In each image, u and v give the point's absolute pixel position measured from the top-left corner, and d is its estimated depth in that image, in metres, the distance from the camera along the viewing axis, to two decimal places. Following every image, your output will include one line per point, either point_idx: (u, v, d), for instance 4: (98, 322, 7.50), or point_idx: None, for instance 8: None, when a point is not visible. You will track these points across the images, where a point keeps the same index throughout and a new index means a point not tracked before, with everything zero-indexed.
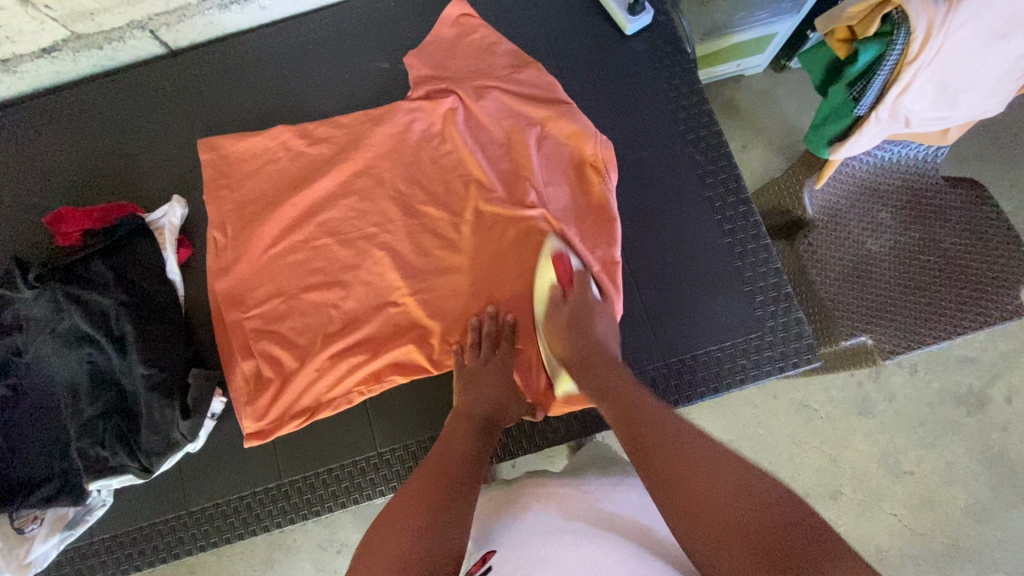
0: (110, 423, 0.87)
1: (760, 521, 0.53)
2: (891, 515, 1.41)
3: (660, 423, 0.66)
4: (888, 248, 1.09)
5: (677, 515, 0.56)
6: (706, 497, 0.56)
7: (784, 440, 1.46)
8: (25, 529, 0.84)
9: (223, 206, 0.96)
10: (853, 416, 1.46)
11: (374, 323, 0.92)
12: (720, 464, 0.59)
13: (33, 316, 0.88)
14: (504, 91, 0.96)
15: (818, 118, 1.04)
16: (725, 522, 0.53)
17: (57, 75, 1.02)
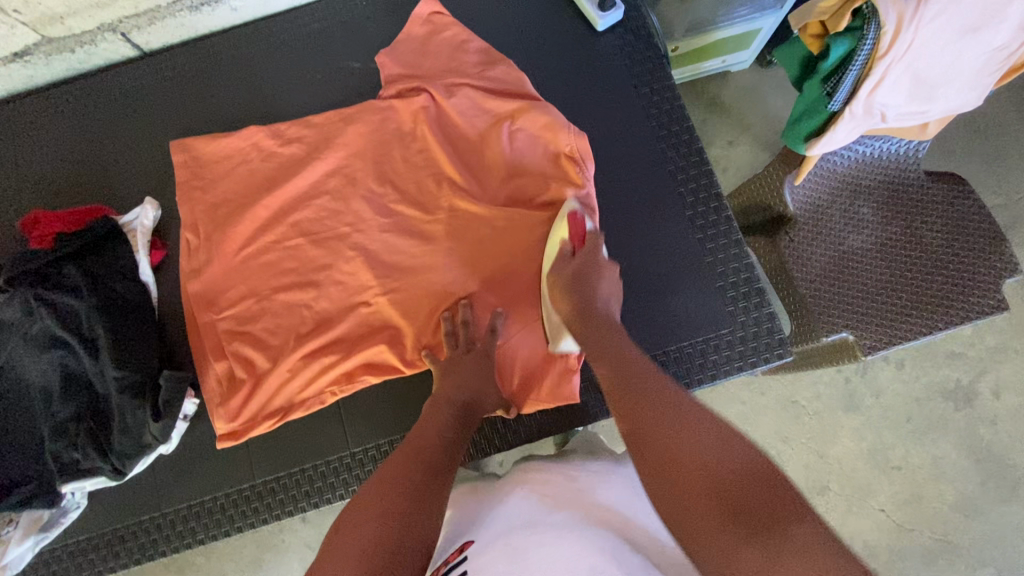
0: (82, 425, 0.87)
1: (737, 483, 0.50)
2: (879, 511, 1.41)
3: (648, 391, 0.63)
4: (870, 244, 1.09)
5: (659, 483, 0.54)
6: (686, 469, 0.53)
7: (771, 436, 1.46)
8: (2, 531, 0.85)
9: (195, 208, 0.96)
10: (840, 412, 1.46)
11: (348, 323, 0.92)
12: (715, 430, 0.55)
13: (5, 319, 0.89)
14: (475, 89, 0.96)
15: (794, 115, 1.05)
16: (701, 485, 0.51)
17: (31, 79, 1.02)
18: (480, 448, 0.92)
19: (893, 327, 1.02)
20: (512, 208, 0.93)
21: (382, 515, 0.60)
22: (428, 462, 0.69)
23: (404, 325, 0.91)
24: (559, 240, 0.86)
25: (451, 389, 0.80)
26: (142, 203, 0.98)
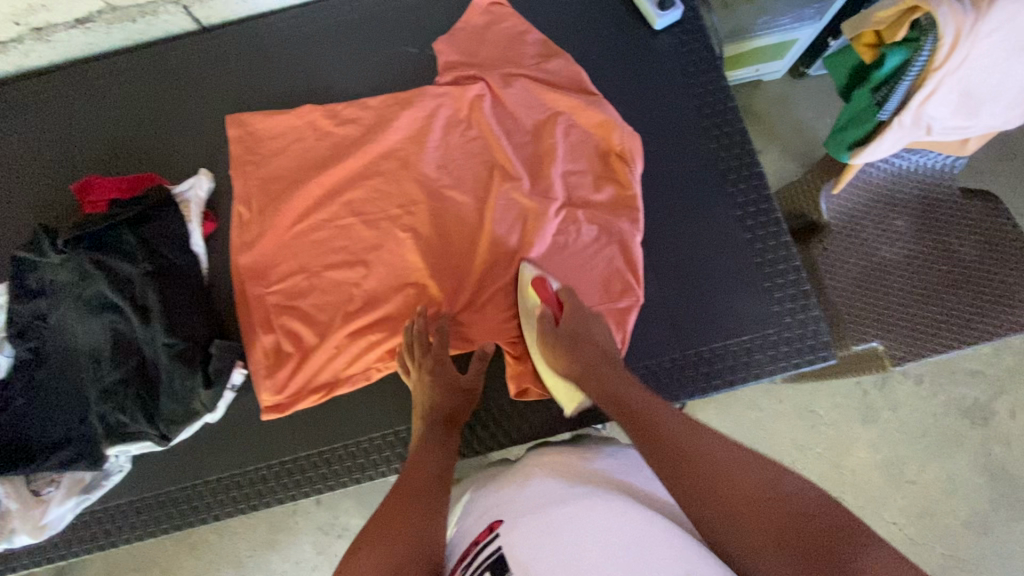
0: (129, 389, 0.88)
1: (801, 517, 0.52)
2: (891, 524, 1.42)
3: (681, 428, 0.64)
4: (902, 255, 1.08)
5: (709, 512, 0.55)
6: (747, 503, 0.54)
7: (787, 443, 1.46)
8: (44, 491, 0.88)
9: (249, 181, 0.97)
10: (856, 423, 1.47)
11: (372, 304, 0.93)
12: (745, 457, 0.58)
13: (59, 281, 0.90)
14: (531, 79, 0.97)
15: (839, 123, 1.04)
16: (755, 512, 0.53)
17: (90, 47, 1.04)
18: (484, 442, 0.93)
19: (921, 338, 1.01)
20: (559, 199, 0.94)
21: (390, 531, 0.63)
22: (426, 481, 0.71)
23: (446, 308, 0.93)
24: (535, 311, 0.87)
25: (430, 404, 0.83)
26: (195, 173, 0.99)
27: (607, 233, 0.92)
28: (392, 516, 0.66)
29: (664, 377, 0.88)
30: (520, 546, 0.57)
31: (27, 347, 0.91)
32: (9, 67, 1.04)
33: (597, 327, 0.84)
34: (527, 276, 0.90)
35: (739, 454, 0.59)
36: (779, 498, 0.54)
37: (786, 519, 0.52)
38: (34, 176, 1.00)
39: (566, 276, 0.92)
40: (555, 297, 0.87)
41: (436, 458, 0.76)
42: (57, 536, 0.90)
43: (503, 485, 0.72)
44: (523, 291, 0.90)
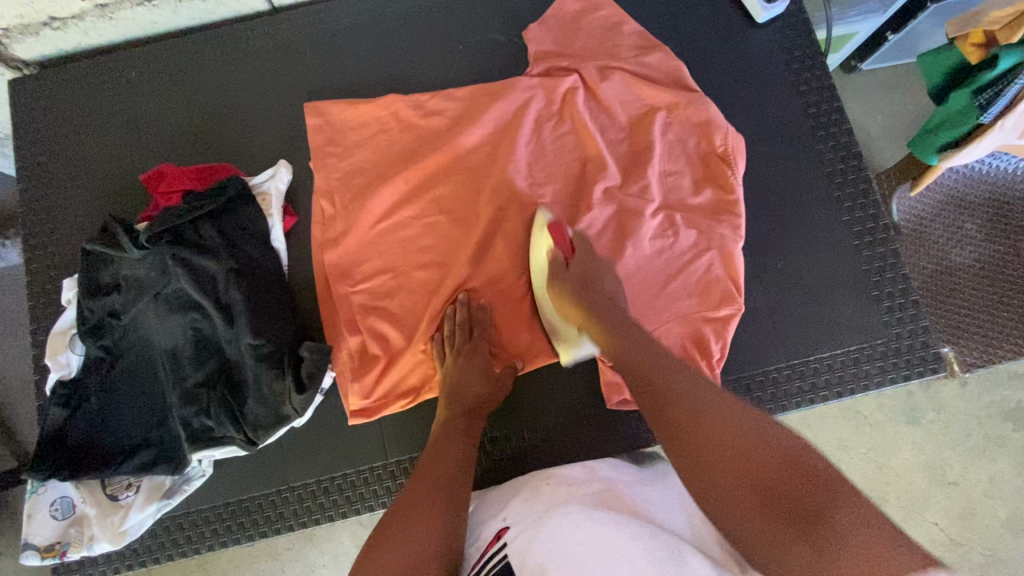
0: (215, 391, 0.85)
1: (785, 472, 0.53)
2: (932, 524, 1.36)
3: (689, 396, 0.64)
4: (973, 259, 1.05)
5: (697, 479, 0.57)
6: (736, 472, 0.55)
7: (830, 445, 1.39)
8: (121, 496, 0.85)
9: (331, 174, 0.93)
10: (900, 424, 1.40)
11: (431, 295, 0.90)
12: (732, 415, 0.60)
13: (137, 277, 0.86)
14: (628, 72, 0.93)
15: (931, 124, 0.99)
16: (746, 475, 0.55)
17: (153, 25, 0.99)
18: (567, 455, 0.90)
19: (994, 343, 1.02)
20: (656, 201, 0.90)
21: (400, 537, 0.64)
22: (441, 480, 0.71)
23: (514, 308, 0.91)
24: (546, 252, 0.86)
25: (457, 392, 0.82)
26: (272, 164, 0.94)
27: (707, 238, 0.89)
28: (397, 521, 0.66)
29: (771, 387, 0.85)
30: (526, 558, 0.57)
31: (99, 346, 0.86)
32: (68, 44, 0.99)
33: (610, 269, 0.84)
34: (541, 222, 0.88)
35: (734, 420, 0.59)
36: (760, 449, 0.56)
37: (770, 476, 0.53)
38: (102, 162, 0.96)
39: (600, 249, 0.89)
40: (571, 245, 0.86)
41: (456, 457, 0.75)
42: (136, 544, 0.86)
43: (510, 499, 0.72)
44: (534, 251, 0.88)
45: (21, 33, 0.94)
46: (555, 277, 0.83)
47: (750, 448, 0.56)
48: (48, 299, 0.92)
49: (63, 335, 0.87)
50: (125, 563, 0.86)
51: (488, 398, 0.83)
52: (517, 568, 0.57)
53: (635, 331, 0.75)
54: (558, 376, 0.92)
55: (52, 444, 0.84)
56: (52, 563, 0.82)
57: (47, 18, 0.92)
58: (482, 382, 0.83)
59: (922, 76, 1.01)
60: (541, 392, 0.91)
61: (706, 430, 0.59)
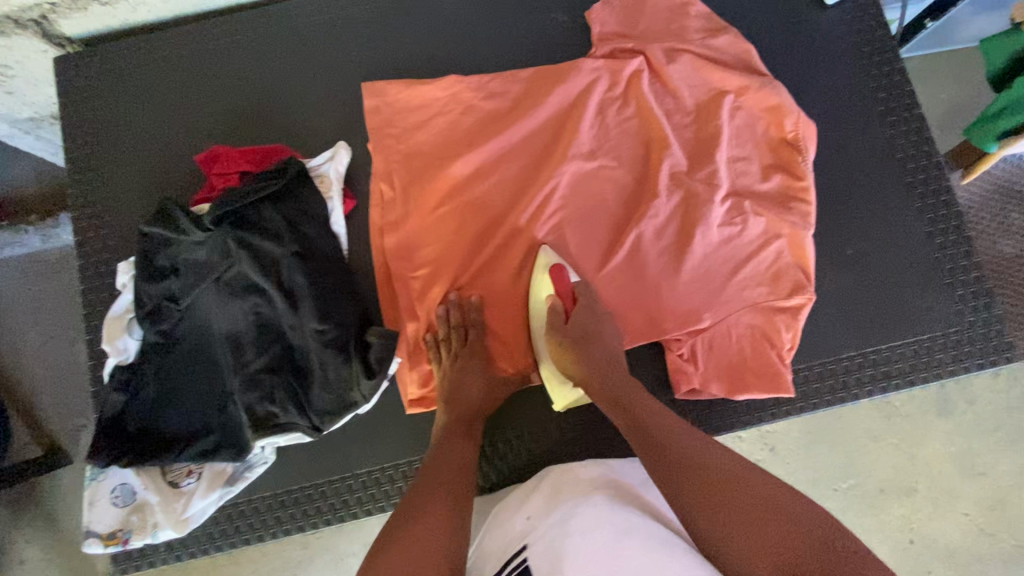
0: (279, 377, 0.84)
1: (784, 531, 0.58)
2: (962, 515, 1.30)
3: (696, 447, 0.67)
4: (1019, 249, 1.05)
5: (692, 507, 0.62)
6: (740, 530, 0.59)
7: (861, 435, 1.34)
8: (183, 483, 0.84)
9: (390, 156, 0.91)
10: (930, 415, 1.34)
11: (438, 287, 0.87)
12: (744, 464, 0.65)
13: (195, 261, 0.84)
14: (695, 55, 0.92)
15: (991, 109, 0.93)
16: (749, 524, 0.59)
17: (205, 3, 0.98)
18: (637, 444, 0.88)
19: None
20: (724, 186, 0.89)
21: (404, 561, 0.62)
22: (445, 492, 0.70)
23: (518, 308, 0.88)
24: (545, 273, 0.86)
25: (451, 393, 0.81)
26: (330, 147, 0.93)
27: (777, 224, 0.87)
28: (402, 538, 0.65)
29: (841, 374, 0.84)
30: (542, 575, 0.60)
31: (157, 331, 0.84)
32: (116, 21, 0.98)
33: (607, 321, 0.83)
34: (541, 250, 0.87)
35: (726, 474, 0.64)
36: (769, 514, 0.59)
37: (771, 530, 0.58)
38: (152, 142, 0.94)
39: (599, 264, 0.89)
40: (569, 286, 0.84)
41: (459, 466, 0.74)
42: (198, 531, 0.85)
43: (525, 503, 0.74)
44: (538, 259, 0.87)
45: (70, 9, 0.93)
46: (553, 328, 0.82)
47: (750, 505, 0.60)
48: (101, 282, 0.90)
49: (120, 319, 0.86)
50: (188, 549, 0.85)
51: (483, 404, 0.83)
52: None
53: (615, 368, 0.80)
54: None
55: (112, 431, 0.83)
56: (115, 550, 0.81)
57: None
58: (478, 389, 0.83)
59: (984, 59, 0.95)
60: (557, 390, 0.89)
61: (704, 482, 0.63)
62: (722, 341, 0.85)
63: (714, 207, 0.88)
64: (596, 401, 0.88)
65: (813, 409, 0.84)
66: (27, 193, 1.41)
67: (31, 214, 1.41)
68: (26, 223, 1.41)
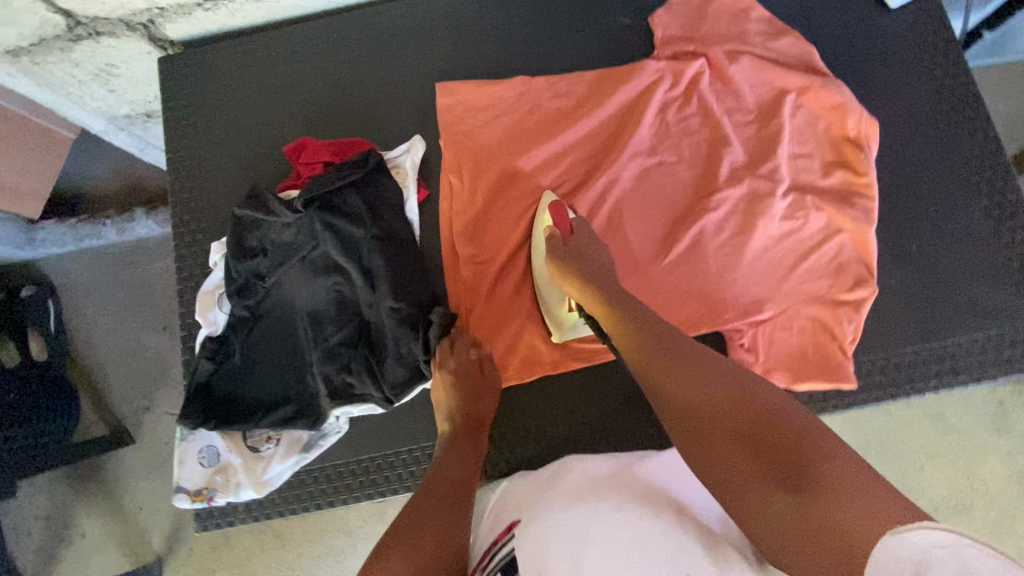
0: (355, 350, 0.90)
1: (768, 424, 0.56)
2: None
3: (685, 359, 0.66)
4: None
5: (680, 432, 0.62)
6: (729, 437, 0.57)
7: (914, 449, 1.31)
8: (262, 448, 0.89)
9: (460, 150, 0.97)
10: (989, 432, 1.30)
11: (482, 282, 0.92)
12: (745, 374, 0.62)
13: (282, 241, 0.92)
14: (756, 57, 0.95)
15: None
16: (726, 423, 0.58)
17: (294, 8, 1.07)
18: None
19: None
20: (785, 182, 0.91)
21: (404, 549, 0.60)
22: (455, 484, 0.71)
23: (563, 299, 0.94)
24: (546, 234, 0.89)
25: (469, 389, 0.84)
26: (406, 141, 0.99)
27: (838, 220, 0.88)
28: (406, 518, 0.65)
29: (907, 369, 0.84)
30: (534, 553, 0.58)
31: (244, 306, 0.92)
32: (214, 25, 1.08)
33: (599, 250, 0.84)
34: (546, 202, 0.92)
35: (721, 382, 0.62)
36: (749, 407, 0.58)
37: (744, 426, 0.57)
38: (243, 136, 1.02)
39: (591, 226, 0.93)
40: (568, 221, 0.88)
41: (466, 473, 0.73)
42: (274, 495, 0.90)
43: (528, 494, 0.73)
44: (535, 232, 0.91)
45: (176, 14, 1.02)
46: (553, 250, 0.85)
47: (730, 409, 0.59)
48: (193, 261, 0.98)
49: (210, 294, 0.93)
50: (264, 512, 0.90)
51: (484, 410, 0.84)
52: (523, 559, 0.59)
53: (607, 281, 0.80)
54: None
55: (200, 396, 0.90)
56: (200, 507, 0.88)
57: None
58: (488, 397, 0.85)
59: None
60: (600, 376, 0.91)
61: (694, 388, 0.63)
62: (782, 332, 0.87)
63: (777, 198, 0.90)
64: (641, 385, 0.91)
65: (878, 402, 0.84)
66: (100, 187, 1.51)
67: (109, 208, 1.51)
68: (104, 216, 1.48)
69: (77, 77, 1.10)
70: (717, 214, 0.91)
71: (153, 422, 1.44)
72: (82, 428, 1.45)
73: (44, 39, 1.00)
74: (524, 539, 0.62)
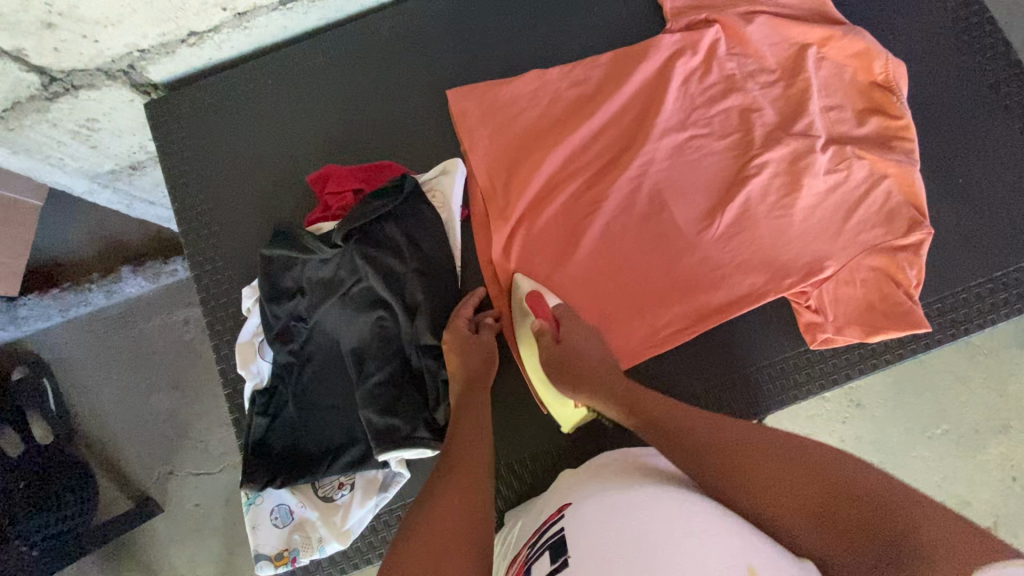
0: (401, 390, 0.84)
1: (822, 473, 0.58)
2: None
3: (700, 419, 0.70)
4: None
5: (730, 488, 0.61)
6: (782, 488, 0.59)
7: (949, 379, 1.33)
8: (336, 497, 0.84)
9: (486, 154, 0.93)
10: (1016, 350, 1.33)
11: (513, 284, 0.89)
12: (766, 432, 0.65)
13: (320, 278, 0.87)
14: (771, 15, 0.93)
15: None
16: (778, 484, 0.59)
17: (282, 31, 1.01)
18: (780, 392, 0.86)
19: None
20: (822, 136, 0.89)
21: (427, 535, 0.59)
22: (472, 453, 0.70)
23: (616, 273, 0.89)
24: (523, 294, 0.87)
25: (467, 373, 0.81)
26: (439, 161, 0.95)
27: (881, 166, 0.88)
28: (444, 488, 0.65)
29: (973, 302, 0.85)
30: (582, 537, 0.59)
31: (289, 350, 0.87)
32: (199, 61, 1.01)
33: (590, 346, 0.82)
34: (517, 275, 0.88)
35: (766, 441, 0.64)
36: (792, 456, 0.61)
37: (797, 480, 0.58)
38: (253, 175, 0.97)
39: (609, 240, 0.90)
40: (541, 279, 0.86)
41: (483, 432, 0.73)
42: (357, 542, 0.86)
43: (581, 484, 0.71)
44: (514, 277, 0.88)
45: (158, 54, 0.96)
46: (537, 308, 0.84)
47: (777, 461, 0.61)
48: (223, 313, 0.93)
49: (250, 344, 0.88)
50: (349, 562, 0.86)
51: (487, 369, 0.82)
52: (570, 542, 0.60)
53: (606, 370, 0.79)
54: (716, 340, 0.88)
55: (256, 453, 0.85)
56: (284, 570, 0.83)
57: (185, 34, 0.93)
58: (483, 361, 0.82)
59: None
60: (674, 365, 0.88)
61: (738, 446, 0.64)
62: (846, 287, 0.86)
63: (820, 152, 0.88)
64: (718, 365, 0.87)
65: (951, 339, 0.84)
66: (81, 256, 1.42)
67: (92, 273, 1.42)
68: (89, 280, 1.38)
69: (56, 138, 1.02)
70: (761, 178, 0.89)
71: (182, 490, 1.37)
72: (104, 506, 1.36)
73: (18, 101, 0.92)
74: (574, 521, 0.63)
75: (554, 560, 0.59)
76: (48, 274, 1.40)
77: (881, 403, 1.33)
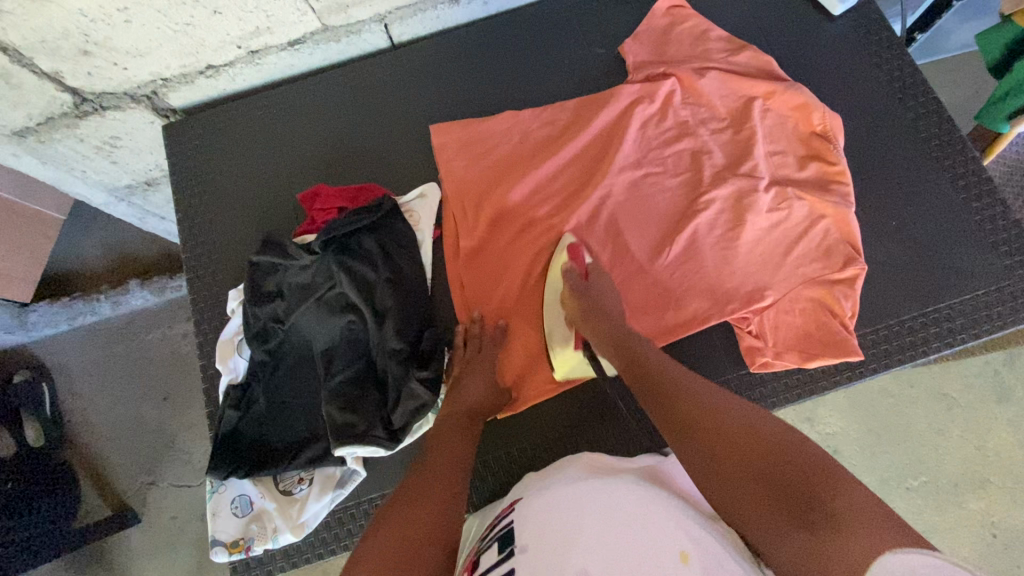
0: (363, 389, 0.90)
1: (782, 461, 0.57)
2: None
3: (688, 386, 0.72)
4: None
5: (687, 437, 0.65)
6: (730, 444, 0.61)
7: (924, 429, 1.34)
8: (295, 490, 0.89)
9: (458, 180, 1.02)
10: (990, 403, 1.34)
11: (485, 300, 0.96)
12: (740, 407, 0.66)
13: (299, 284, 0.95)
14: (722, 70, 1.04)
15: (997, 94, 1.02)
16: (732, 447, 0.61)
17: (290, 68, 1.14)
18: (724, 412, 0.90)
19: None
20: (766, 178, 0.97)
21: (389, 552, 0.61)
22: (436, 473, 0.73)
23: None
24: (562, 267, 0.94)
25: (458, 391, 0.87)
26: (419, 186, 1.05)
27: (820, 207, 0.95)
28: (412, 502, 0.68)
29: (906, 336, 0.90)
30: (532, 522, 0.60)
31: (264, 349, 0.94)
32: (215, 91, 1.14)
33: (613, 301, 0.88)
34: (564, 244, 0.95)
35: (741, 415, 0.64)
36: (753, 430, 0.62)
37: (746, 442, 0.60)
38: (251, 191, 1.08)
39: (576, 264, 0.97)
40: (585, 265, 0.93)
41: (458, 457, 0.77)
42: (312, 537, 0.90)
43: (540, 481, 0.73)
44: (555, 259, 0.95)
45: (179, 83, 1.09)
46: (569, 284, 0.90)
47: (747, 434, 0.61)
48: (210, 314, 1.01)
49: (231, 342, 0.96)
50: (302, 556, 0.89)
51: (495, 401, 0.89)
52: (520, 527, 0.61)
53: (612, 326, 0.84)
54: (663, 359, 0.93)
55: (224, 444, 0.90)
56: (238, 559, 0.87)
57: (203, 67, 1.07)
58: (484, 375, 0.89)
59: (981, 51, 1.05)
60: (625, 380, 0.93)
61: (716, 413, 0.66)
62: (786, 315, 0.92)
63: (766, 190, 0.97)
64: None
65: (884, 370, 0.89)
66: (94, 266, 1.52)
67: (102, 284, 1.51)
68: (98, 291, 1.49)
69: (82, 152, 1.14)
70: (710, 212, 0.97)
71: (160, 495, 1.41)
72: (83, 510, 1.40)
73: (52, 117, 1.04)
74: (528, 506, 0.64)
75: (501, 550, 0.59)
76: (62, 282, 1.50)
77: (856, 448, 1.34)
